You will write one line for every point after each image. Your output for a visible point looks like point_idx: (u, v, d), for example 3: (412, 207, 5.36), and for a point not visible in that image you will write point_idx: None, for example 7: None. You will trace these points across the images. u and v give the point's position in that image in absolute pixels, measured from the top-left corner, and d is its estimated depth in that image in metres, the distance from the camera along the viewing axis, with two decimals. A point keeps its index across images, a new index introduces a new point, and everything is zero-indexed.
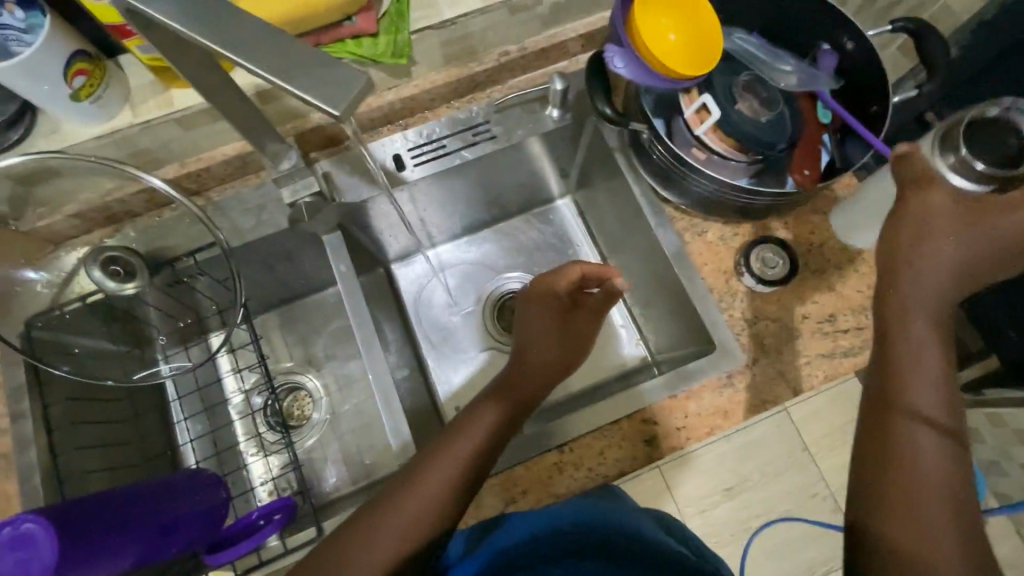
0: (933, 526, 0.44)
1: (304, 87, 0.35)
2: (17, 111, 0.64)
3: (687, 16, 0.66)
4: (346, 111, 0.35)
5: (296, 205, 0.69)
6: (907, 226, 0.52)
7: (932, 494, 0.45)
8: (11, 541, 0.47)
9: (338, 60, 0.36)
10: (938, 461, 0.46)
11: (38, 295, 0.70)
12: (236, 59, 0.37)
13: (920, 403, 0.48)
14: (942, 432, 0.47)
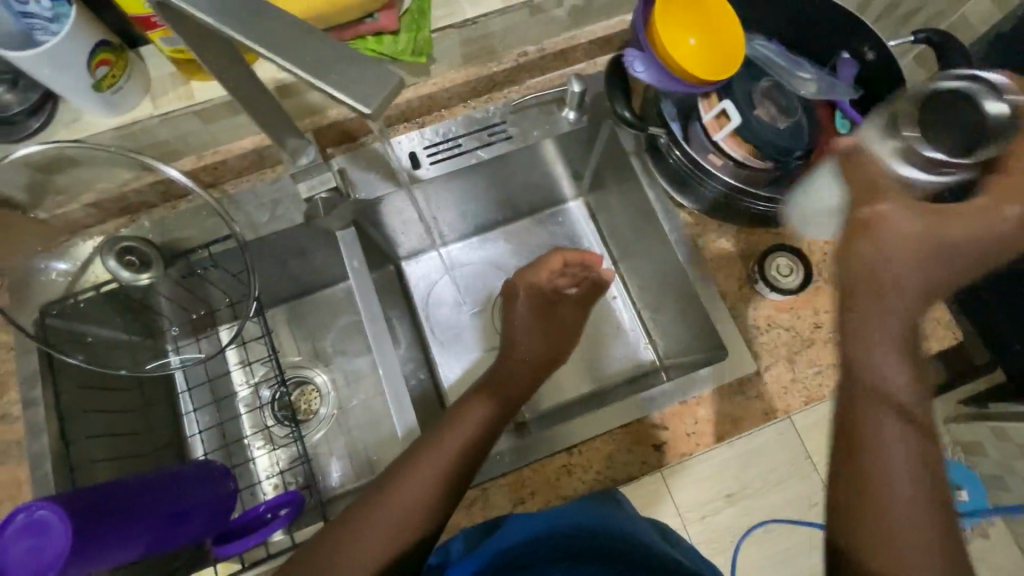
0: (906, 533, 0.44)
1: (339, 86, 0.35)
2: (40, 100, 0.64)
3: (710, 21, 0.65)
4: (380, 109, 0.35)
5: (313, 200, 0.69)
6: (867, 232, 0.49)
7: (902, 500, 0.44)
8: (27, 527, 0.50)
9: (367, 58, 0.36)
10: (905, 465, 0.45)
11: (52, 283, 0.71)
12: (265, 54, 0.37)
13: (885, 410, 0.46)
14: (908, 435, 0.45)
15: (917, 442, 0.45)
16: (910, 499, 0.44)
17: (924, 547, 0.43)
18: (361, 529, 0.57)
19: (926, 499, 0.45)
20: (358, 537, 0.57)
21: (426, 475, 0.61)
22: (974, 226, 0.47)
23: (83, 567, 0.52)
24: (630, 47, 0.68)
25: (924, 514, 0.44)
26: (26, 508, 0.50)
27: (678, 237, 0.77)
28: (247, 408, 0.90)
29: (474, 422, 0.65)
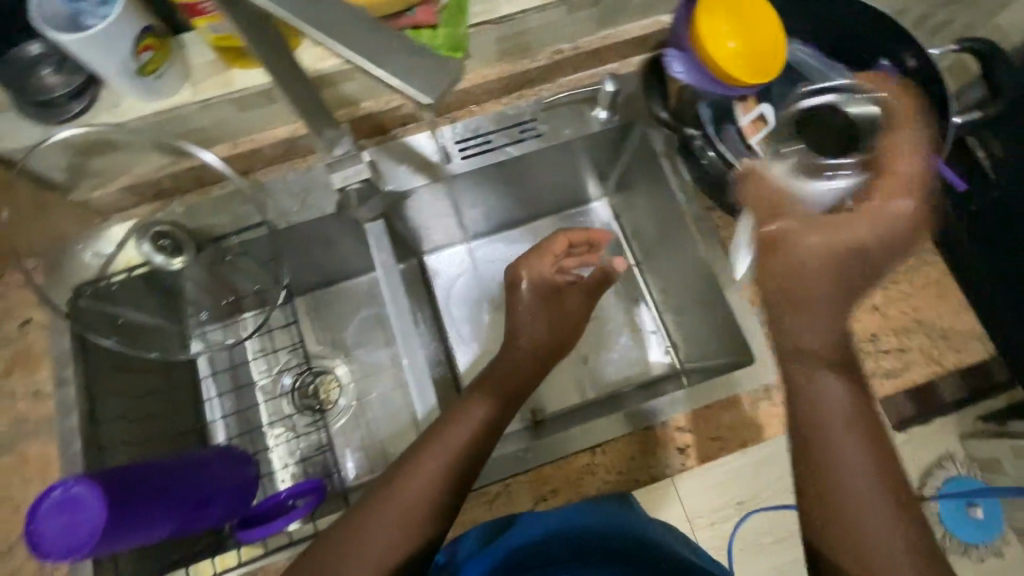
0: (873, 531, 0.47)
1: (402, 76, 0.36)
2: (82, 84, 0.65)
3: (750, 18, 0.64)
4: (439, 99, 0.36)
5: (346, 190, 0.70)
6: (784, 259, 0.51)
7: (861, 498, 0.48)
8: (63, 502, 0.50)
9: (428, 50, 0.36)
10: (854, 461, 0.49)
11: (87, 265, 0.73)
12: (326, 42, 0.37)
13: (825, 417, 0.50)
14: (850, 435, 0.50)
15: (859, 437, 0.50)
16: (866, 490, 0.48)
17: (893, 535, 0.47)
18: (367, 532, 0.57)
19: (883, 490, 0.48)
20: (365, 541, 0.57)
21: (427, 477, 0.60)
22: (869, 230, 0.50)
23: (111, 546, 0.53)
24: (669, 47, 0.69)
25: (884, 505, 0.48)
26: (61, 484, 0.51)
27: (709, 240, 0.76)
28: (267, 397, 0.89)
29: (473, 420, 0.65)
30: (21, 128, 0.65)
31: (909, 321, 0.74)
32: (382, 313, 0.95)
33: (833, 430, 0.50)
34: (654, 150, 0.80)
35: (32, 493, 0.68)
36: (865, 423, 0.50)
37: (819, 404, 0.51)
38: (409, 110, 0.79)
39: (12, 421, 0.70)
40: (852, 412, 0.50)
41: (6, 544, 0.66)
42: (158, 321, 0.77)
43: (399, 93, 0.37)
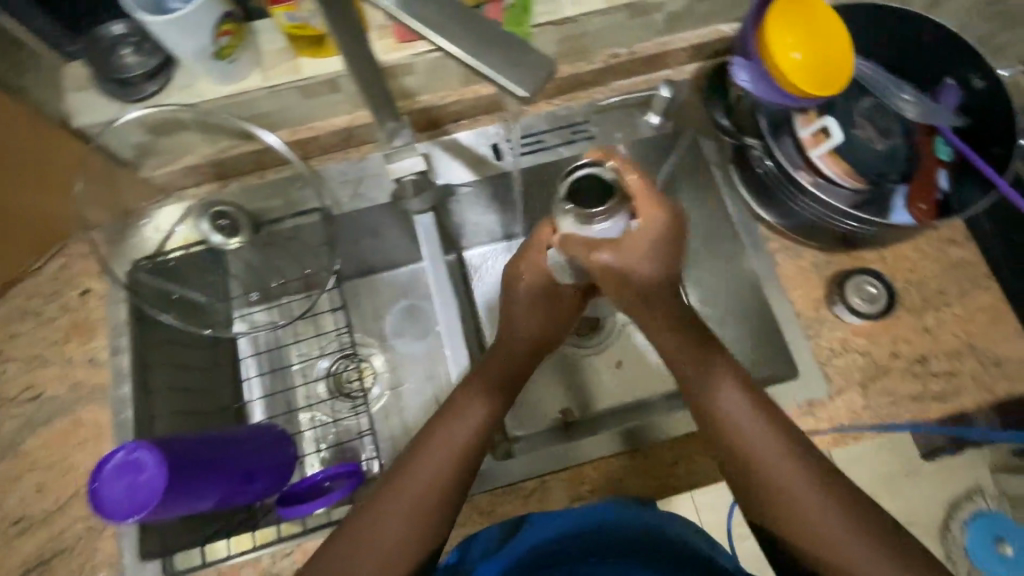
0: (807, 510, 0.51)
1: (502, 70, 0.36)
2: (158, 65, 0.68)
3: (812, 31, 0.64)
4: (534, 92, 0.37)
5: (402, 181, 0.70)
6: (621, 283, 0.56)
7: (787, 488, 0.52)
8: (125, 464, 0.53)
9: (527, 44, 0.37)
10: (767, 456, 0.53)
11: (145, 241, 0.75)
12: (428, 35, 0.38)
13: (734, 426, 0.54)
14: (763, 432, 0.54)
15: (766, 429, 0.54)
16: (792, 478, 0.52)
17: (828, 510, 0.51)
18: (376, 531, 0.55)
19: (804, 468, 0.52)
20: (370, 539, 0.55)
21: (429, 478, 0.57)
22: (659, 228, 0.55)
23: (167, 511, 0.55)
24: (733, 58, 0.69)
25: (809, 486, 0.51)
26: (124, 447, 0.53)
27: (755, 253, 0.76)
28: (300, 380, 0.87)
29: (480, 414, 0.61)
30: (100, 105, 0.68)
31: (961, 345, 0.72)
32: (418, 305, 0.92)
33: (745, 436, 0.54)
34: (704, 157, 0.80)
35: (83, 456, 0.70)
36: (766, 413, 0.55)
37: (729, 418, 0.55)
38: (464, 107, 0.80)
39: (68, 385, 0.73)
40: (752, 410, 0.55)
41: (57, 503, 0.69)
42: (208, 300, 0.80)
43: (499, 87, 0.37)
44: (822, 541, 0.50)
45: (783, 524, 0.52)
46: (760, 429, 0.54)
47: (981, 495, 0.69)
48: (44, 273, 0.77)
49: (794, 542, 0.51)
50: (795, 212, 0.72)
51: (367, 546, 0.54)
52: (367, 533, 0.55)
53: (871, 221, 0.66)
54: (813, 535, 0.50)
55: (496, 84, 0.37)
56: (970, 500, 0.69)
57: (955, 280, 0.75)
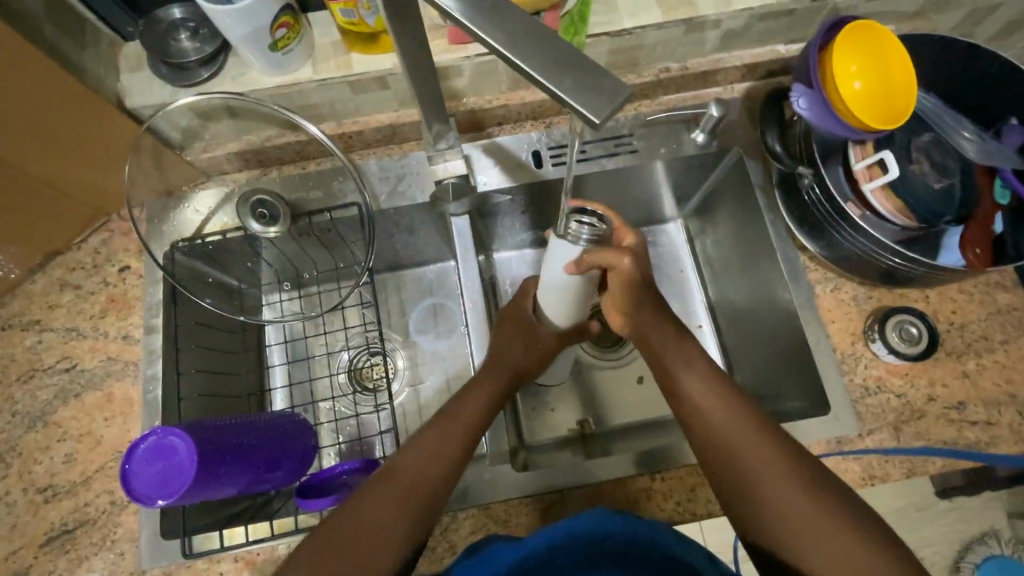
0: (795, 505, 0.51)
1: (575, 96, 0.35)
2: (213, 52, 0.69)
3: (879, 64, 0.62)
4: (607, 119, 0.35)
5: (442, 184, 0.71)
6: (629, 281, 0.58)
7: (770, 484, 0.52)
8: (159, 449, 0.54)
9: (603, 67, 0.36)
10: (748, 449, 0.54)
11: (185, 224, 0.76)
12: (505, 53, 0.38)
13: (712, 421, 0.57)
14: (748, 432, 0.55)
15: (746, 424, 0.56)
16: (776, 474, 0.52)
17: (816, 510, 0.50)
18: (383, 501, 0.54)
19: (788, 464, 0.53)
20: (376, 511, 0.53)
21: (433, 460, 0.58)
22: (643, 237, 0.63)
23: (196, 497, 0.56)
24: (792, 85, 0.67)
25: (794, 482, 0.52)
26: (157, 432, 0.54)
27: (793, 282, 0.75)
28: (323, 371, 0.86)
29: (478, 403, 0.64)
30: (154, 89, 0.70)
31: (1001, 394, 0.70)
32: (442, 304, 0.91)
33: (728, 430, 0.56)
34: (749, 180, 0.78)
35: (112, 430, 0.72)
36: (749, 412, 0.57)
37: (708, 415, 0.57)
38: (509, 112, 0.80)
39: (101, 359, 0.74)
40: (733, 404, 0.57)
41: (84, 476, 0.70)
42: (240, 284, 0.81)
43: (565, 108, 0.36)
44: (809, 539, 0.49)
45: (770, 521, 0.51)
46: (740, 426, 0.56)
47: (995, 539, 0.67)
48: (85, 248, 0.78)
49: (779, 541, 0.51)
50: (838, 244, 0.71)
51: (369, 518, 0.53)
52: (371, 505, 0.54)
53: (918, 261, 0.64)
54: (798, 531, 0.50)
55: (569, 108, 0.36)
56: (985, 544, 0.67)
57: (1000, 326, 0.73)
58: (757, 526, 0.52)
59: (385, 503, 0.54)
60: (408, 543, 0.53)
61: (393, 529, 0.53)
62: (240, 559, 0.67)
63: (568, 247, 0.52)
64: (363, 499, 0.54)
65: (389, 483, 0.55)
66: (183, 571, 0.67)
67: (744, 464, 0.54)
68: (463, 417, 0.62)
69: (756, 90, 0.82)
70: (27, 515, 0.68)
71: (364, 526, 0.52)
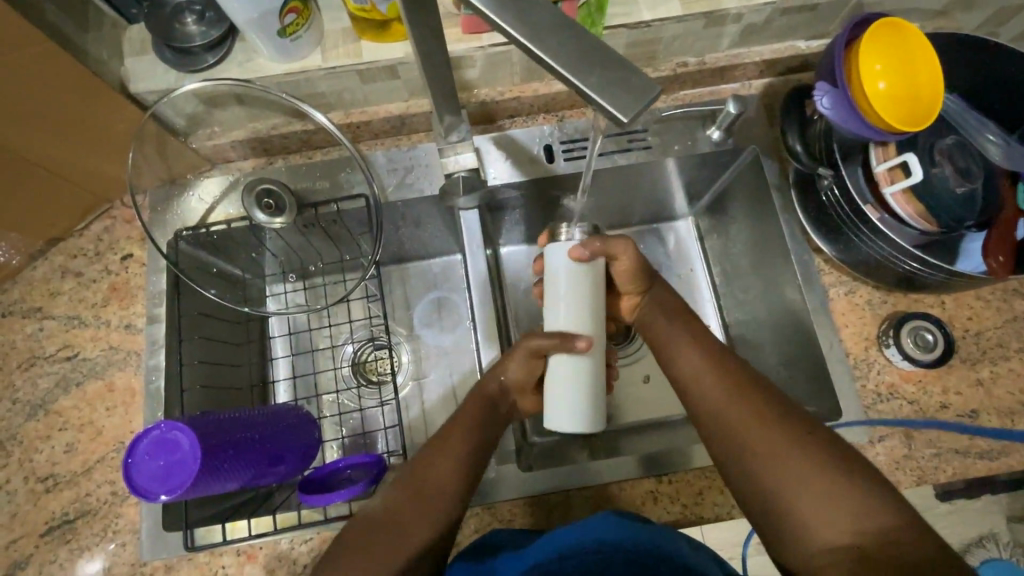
0: (795, 475, 0.49)
1: (603, 93, 0.35)
2: (220, 37, 0.67)
3: (904, 62, 0.61)
4: (634, 118, 0.35)
5: (453, 177, 0.69)
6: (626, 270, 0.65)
7: (765, 453, 0.51)
8: (162, 443, 0.53)
9: (630, 63, 0.36)
10: (743, 418, 0.53)
11: (189, 211, 0.75)
12: (528, 46, 0.37)
13: (708, 396, 0.56)
14: (745, 405, 0.54)
15: (742, 393, 0.55)
16: (771, 444, 0.51)
17: (815, 480, 0.48)
18: (408, 512, 0.55)
19: (787, 435, 0.51)
20: (404, 517, 0.55)
21: (452, 465, 0.59)
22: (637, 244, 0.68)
23: (198, 492, 0.55)
24: (814, 83, 0.65)
25: (792, 452, 0.50)
26: (161, 426, 0.53)
27: (807, 286, 0.74)
28: (327, 364, 0.85)
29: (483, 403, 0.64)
30: (159, 73, 0.68)
31: (1016, 404, 0.69)
32: (448, 298, 0.90)
33: (725, 405, 0.55)
34: (765, 178, 0.77)
35: (113, 421, 0.71)
36: (747, 385, 0.55)
37: (704, 386, 0.57)
38: (521, 104, 0.78)
39: (104, 348, 0.73)
40: (729, 378, 0.56)
41: (85, 466, 0.69)
42: (243, 274, 0.80)
43: (591, 105, 0.36)
44: (805, 512, 0.47)
45: (766, 493, 0.50)
46: (736, 398, 0.55)
47: (993, 542, 0.70)
48: (87, 235, 0.77)
49: (775, 514, 0.49)
50: (855, 246, 0.69)
51: (393, 523, 0.54)
52: (393, 510, 0.55)
53: (937, 266, 0.63)
54: (793, 502, 0.48)
55: (595, 105, 0.36)
56: (985, 547, 0.70)
57: (1016, 335, 0.72)
58: (754, 502, 0.51)
59: (405, 508, 0.55)
60: (427, 543, 0.54)
61: (416, 530, 0.54)
62: (241, 553, 0.67)
63: (562, 244, 0.59)
64: (385, 507, 0.55)
65: (412, 487, 0.56)
66: (185, 563, 0.66)
67: (738, 438, 0.52)
68: (475, 424, 0.62)
69: (775, 87, 0.80)
70: (27, 504, 0.68)
71: (386, 530, 0.53)
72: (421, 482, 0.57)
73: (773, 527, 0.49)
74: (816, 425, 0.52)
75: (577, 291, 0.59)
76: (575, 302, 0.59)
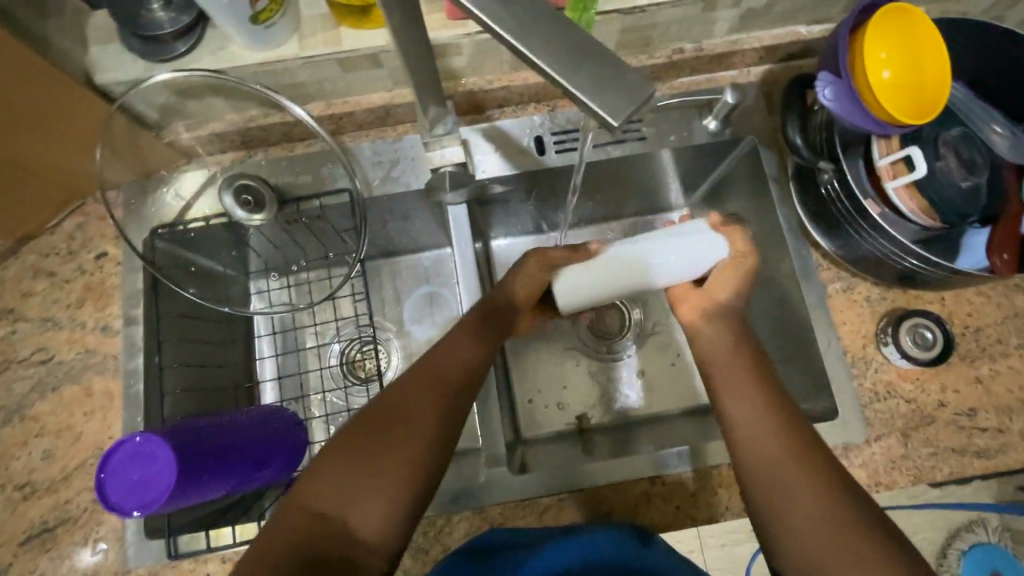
0: (811, 496, 0.47)
1: (592, 94, 0.33)
2: (190, 23, 0.63)
3: (909, 50, 0.58)
4: (626, 120, 0.33)
5: (439, 172, 0.66)
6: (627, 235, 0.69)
7: (771, 463, 0.50)
8: (137, 456, 0.51)
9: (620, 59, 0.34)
10: (754, 428, 0.52)
11: (167, 207, 0.73)
12: (509, 41, 0.34)
13: (731, 406, 0.55)
14: (767, 420, 0.52)
15: (758, 402, 0.54)
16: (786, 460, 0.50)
17: (830, 506, 0.47)
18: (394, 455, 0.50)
19: (806, 459, 0.50)
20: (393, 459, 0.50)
21: (435, 403, 0.54)
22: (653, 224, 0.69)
23: (179, 503, 0.54)
24: (817, 72, 0.62)
25: (801, 470, 0.49)
26: (136, 438, 0.51)
27: (805, 281, 0.72)
28: (314, 364, 0.82)
29: (472, 349, 0.59)
30: (126, 62, 0.64)
31: (1013, 401, 0.68)
32: (439, 293, 0.87)
33: (747, 414, 0.53)
34: (763, 172, 0.75)
35: (92, 425, 0.69)
36: (771, 400, 0.54)
37: (721, 389, 0.56)
38: (511, 93, 0.75)
39: (80, 351, 0.71)
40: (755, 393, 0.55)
41: (64, 472, 0.67)
42: (225, 272, 0.77)
43: (578, 106, 0.34)
44: (802, 530, 0.47)
45: (765, 499, 0.49)
46: (756, 412, 0.53)
47: None
48: (60, 232, 0.74)
49: (778, 525, 0.48)
50: (856, 243, 0.67)
51: (375, 470, 0.50)
52: (375, 458, 0.50)
53: (937, 264, 0.61)
54: (794, 512, 0.47)
55: (583, 106, 0.33)
56: (973, 531, 0.80)
57: (1015, 330, 0.70)
58: (757, 509, 0.50)
59: (392, 451, 0.50)
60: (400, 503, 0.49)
61: (403, 476, 0.50)
62: (227, 560, 0.66)
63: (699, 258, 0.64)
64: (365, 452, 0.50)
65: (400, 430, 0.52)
66: (169, 571, 0.65)
67: (757, 450, 0.51)
68: (461, 367, 0.57)
69: (773, 75, 0.77)
70: (5, 512, 0.66)
71: (371, 478, 0.49)
72: (404, 423, 0.52)
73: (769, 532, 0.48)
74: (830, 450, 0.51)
75: (626, 277, 0.62)
76: (613, 276, 0.63)
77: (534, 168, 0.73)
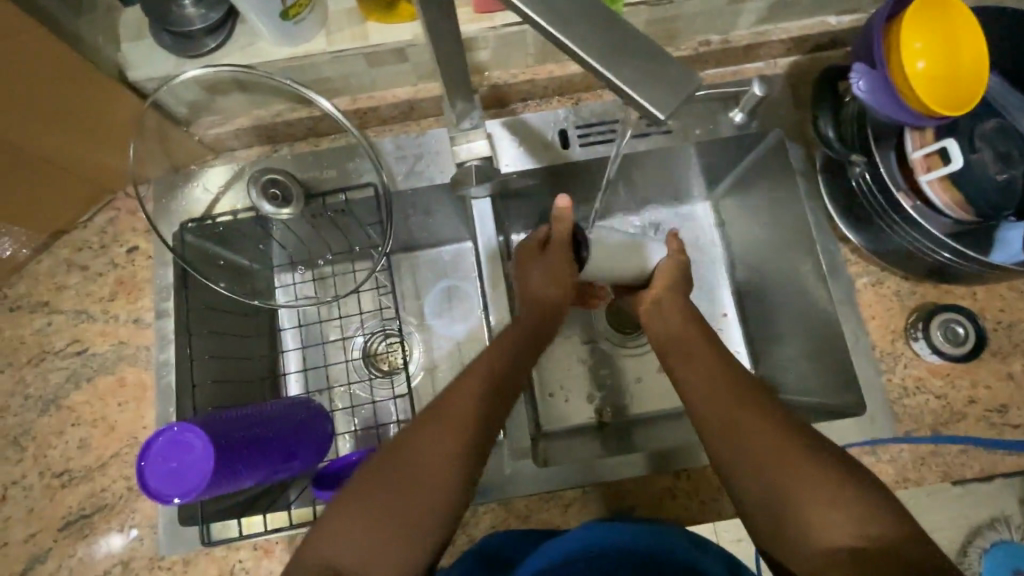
0: (801, 483, 0.47)
1: (638, 88, 0.33)
2: (221, 19, 0.64)
3: (946, 41, 0.57)
4: (671, 113, 0.33)
5: (464, 166, 0.65)
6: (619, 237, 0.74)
7: (760, 456, 0.49)
8: (172, 446, 0.52)
9: (665, 52, 0.34)
10: (738, 423, 0.51)
11: (196, 201, 0.73)
12: (552, 33, 0.34)
13: (721, 402, 0.54)
14: (751, 415, 0.51)
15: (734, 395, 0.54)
16: (762, 433, 0.50)
17: (817, 494, 0.46)
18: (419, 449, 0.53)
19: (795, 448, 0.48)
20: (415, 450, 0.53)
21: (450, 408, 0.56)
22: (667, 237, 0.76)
23: (214, 492, 0.55)
24: (851, 62, 0.61)
25: (774, 445, 0.49)
26: (172, 428, 0.53)
27: (832, 275, 0.71)
28: (338, 357, 0.83)
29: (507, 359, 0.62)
30: (157, 60, 0.65)
31: None
32: (460, 286, 0.87)
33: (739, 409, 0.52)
34: (789, 164, 0.74)
35: (125, 416, 0.70)
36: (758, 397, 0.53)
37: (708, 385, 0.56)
38: (535, 86, 0.75)
39: (113, 343, 0.72)
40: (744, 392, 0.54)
41: (100, 461, 0.69)
42: (252, 265, 0.78)
43: (623, 99, 0.34)
44: (793, 516, 0.46)
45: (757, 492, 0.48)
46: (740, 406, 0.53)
47: (1005, 525, 0.66)
48: (91, 227, 0.75)
49: (769, 515, 0.47)
50: (887, 238, 0.66)
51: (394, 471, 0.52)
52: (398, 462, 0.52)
53: (972, 259, 0.59)
54: (786, 502, 0.47)
55: (629, 100, 0.34)
56: (995, 530, 0.66)
57: None
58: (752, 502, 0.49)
59: (412, 456, 0.53)
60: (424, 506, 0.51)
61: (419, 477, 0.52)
62: (258, 548, 0.67)
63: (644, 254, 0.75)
64: (396, 449, 0.54)
65: (424, 424, 0.54)
66: (202, 558, 0.67)
67: (745, 444, 0.50)
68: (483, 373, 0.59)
69: (801, 67, 0.76)
70: (44, 498, 0.68)
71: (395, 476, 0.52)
72: (424, 425, 0.55)
73: (754, 512, 0.49)
74: (808, 425, 0.51)
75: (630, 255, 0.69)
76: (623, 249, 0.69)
77: (557, 159, 0.73)
